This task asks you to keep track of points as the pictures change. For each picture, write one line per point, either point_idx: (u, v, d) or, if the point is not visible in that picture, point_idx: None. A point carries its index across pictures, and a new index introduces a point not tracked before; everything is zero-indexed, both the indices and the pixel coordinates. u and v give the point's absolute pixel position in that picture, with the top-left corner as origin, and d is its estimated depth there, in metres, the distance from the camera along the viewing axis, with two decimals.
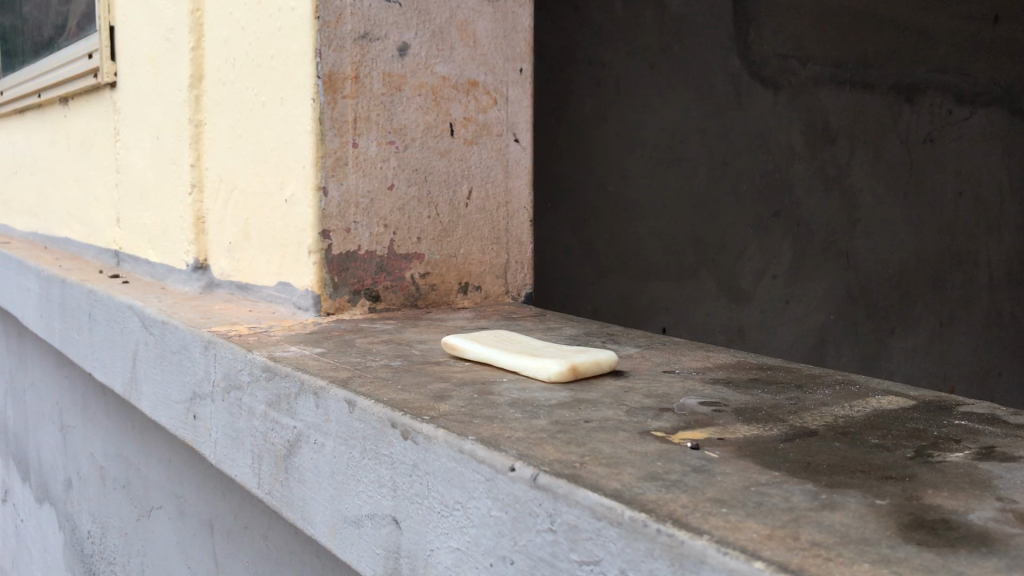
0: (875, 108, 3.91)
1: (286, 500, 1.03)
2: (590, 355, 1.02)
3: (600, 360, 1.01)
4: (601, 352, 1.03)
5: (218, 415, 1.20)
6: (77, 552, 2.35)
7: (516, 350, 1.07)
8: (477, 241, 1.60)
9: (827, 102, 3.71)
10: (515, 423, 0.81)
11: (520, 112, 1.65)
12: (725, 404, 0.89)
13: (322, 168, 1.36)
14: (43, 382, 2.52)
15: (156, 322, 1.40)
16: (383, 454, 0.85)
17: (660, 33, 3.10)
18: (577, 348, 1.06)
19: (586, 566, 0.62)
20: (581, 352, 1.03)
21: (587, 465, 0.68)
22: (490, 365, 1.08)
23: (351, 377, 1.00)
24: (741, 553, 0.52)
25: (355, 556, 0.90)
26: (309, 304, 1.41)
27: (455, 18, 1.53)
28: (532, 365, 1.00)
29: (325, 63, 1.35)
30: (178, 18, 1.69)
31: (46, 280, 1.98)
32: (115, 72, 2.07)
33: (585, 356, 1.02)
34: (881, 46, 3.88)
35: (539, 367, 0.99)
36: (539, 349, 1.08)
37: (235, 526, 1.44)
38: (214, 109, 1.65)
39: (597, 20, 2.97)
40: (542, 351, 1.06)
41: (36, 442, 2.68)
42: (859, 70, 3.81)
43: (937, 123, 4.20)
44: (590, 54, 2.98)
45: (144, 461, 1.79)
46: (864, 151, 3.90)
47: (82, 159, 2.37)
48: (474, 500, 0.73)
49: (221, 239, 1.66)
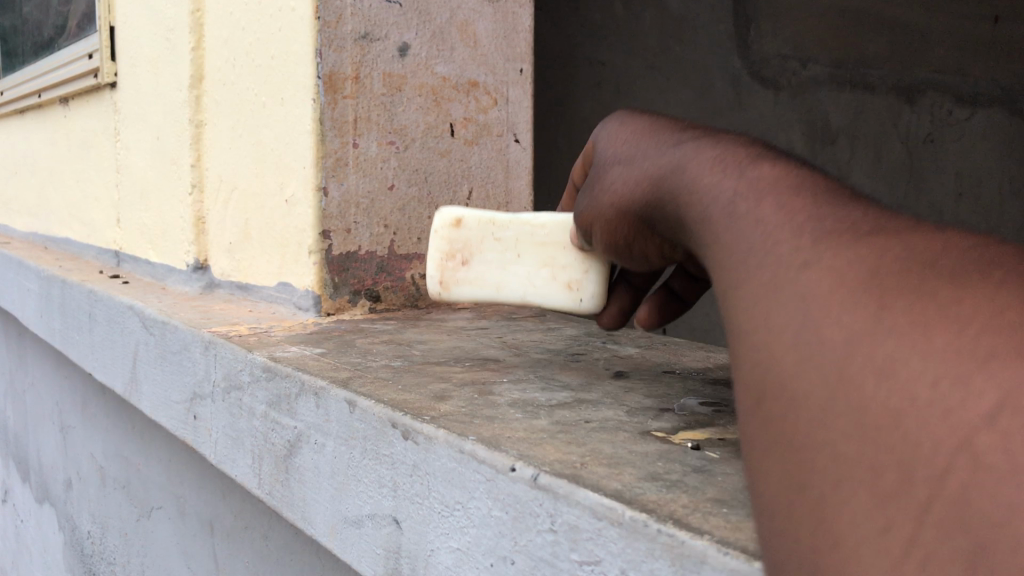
0: (875, 108, 4.04)
1: (286, 500, 1.03)
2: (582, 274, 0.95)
3: (591, 265, 0.94)
4: (582, 293, 0.94)
5: (218, 415, 1.20)
6: (77, 552, 2.35)
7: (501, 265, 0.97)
8: None
9: (826, 103, 3.89)
10: (515, 423, 0.81)
11: (520, 112, 1.65)
12: (726, 404, 0.90)
13: (322, 169, 1.36)
14: (43, 380, 2.52)
15: (156, 322, 1.40)
16: (383, 454, 0.85)
17: (660, 34, 3.40)
18: (550, 295, 0.95)
19: (586, 566, 0.62)
20: (562, 277, 0.95)
21: (587, 465, 0.68)
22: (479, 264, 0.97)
23: (351, 377, 1.00)
24: (740, 552, 0.52)
25: (355, 556, 0.90)
26: (309, 305, 1.40)
27: (455, 18, 1.53)
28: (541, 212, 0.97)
29: (325, 63, 1.35)
30: (178, 19, 1.69)
31: (46, 280, 1.98)
32: (115, 72, 2.07)
33: (571, 268, 0.94)
34: (880, 47, 4.03)
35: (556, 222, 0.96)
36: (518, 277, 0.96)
37: (235, 526, 1.44)
38: (214, 109, 1.65)
39: (597, 20, 3.40)
40: (519, 273, 0.96)
41: (37, 443, 2.68)
42: (858, 71, 3.97)
43: (937, 124, 4.27)
44: (592, 56, 3.43)
45: (144, 461, 1.79)
46: (863, 150, 4.05)
47: (82, 159, 2.37)
48: (475, 501, 0.73)
49: (221, 239, 1.66)
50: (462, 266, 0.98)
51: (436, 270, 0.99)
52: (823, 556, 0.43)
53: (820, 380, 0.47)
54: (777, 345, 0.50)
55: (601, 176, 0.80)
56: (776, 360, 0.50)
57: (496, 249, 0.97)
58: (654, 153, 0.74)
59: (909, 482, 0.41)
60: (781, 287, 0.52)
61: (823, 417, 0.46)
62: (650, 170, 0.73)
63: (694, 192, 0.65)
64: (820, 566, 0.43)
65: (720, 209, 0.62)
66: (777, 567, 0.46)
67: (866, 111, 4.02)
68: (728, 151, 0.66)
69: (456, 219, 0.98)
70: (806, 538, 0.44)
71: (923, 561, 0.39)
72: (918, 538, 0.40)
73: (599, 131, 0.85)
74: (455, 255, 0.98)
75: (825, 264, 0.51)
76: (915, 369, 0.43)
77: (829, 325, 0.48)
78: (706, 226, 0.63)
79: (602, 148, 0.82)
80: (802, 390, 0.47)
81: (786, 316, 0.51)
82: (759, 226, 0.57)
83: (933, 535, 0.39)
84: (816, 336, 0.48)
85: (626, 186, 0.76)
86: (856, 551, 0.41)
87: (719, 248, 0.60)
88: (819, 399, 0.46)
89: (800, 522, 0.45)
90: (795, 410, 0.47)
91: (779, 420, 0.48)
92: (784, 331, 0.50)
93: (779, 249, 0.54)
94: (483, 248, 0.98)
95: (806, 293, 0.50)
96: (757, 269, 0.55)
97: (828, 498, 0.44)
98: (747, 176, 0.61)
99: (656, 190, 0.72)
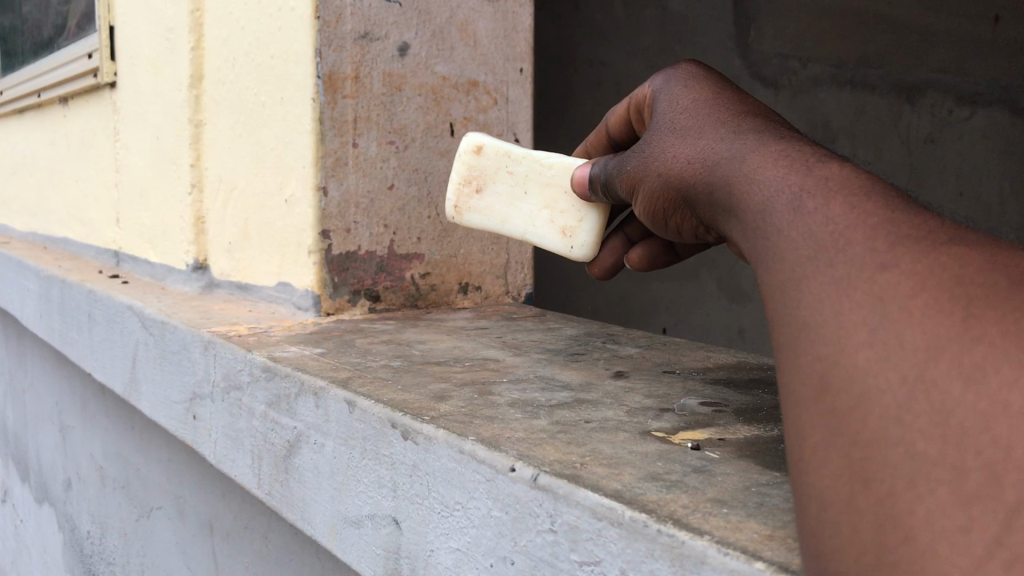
0: (875, 107, 4.11)
1: (286, 501, 1.03)
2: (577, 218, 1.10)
3: (587, 215, 1.10)
4: (574, 239, 1.10)
5: (218, 415, 1.20)
6: (77, 552, 2.34)
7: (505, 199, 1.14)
8: (477, 241, 1.59)
9: (827, 103, 3.98)
10: (515, 423, 0.81)
11: (520, 112, 1.64)
12: (725, 404, 0.89)
13: (321, 168, 1.36)
14: (43, 380, 2.51)
15: (156, 322, 1.40)
16: (383, 454, 0.85)
17: (660, 34, 3.53)
18: (545, 235, 1.12)
19: (586, 566, 0.62)
20: (558, 221, 1.11)
21: (587, 465, 0.68)
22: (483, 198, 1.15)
23: (351, 377, 1.00)
24: (741, 553, 0.52)
25: (355, 556, 0.90)
26: (309, 305, 1.40)
27: (455, 18, 1.53)
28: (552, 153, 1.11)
29: (325, 63, 1.35)
30: (178, 18, 1.68)
31: (46, 280, 1.98)
32: (114, 72, 2.07)
33: (568, 214, 1.11)
34: (881, 47, 4.09)
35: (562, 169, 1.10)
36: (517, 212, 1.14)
37: (235, 526, 1.44)
38: (214, 109, 1.65)
39: (597, 20, 3.49)
40: (522, 209, 1.13)
41: (37, 443, 2.67)
42: (859, 71, 4.04)
43: (937, 123, 4.32)
44: (591, 55, 3.49)
45: (144, 461, 1.79)
46: (864, 150, 4.12)
47: (82, 158, 2.37)
48: (475, 501, 0.73)
49: (221, 239, 1.66)
50: (476, 193, 1.15)
51: (454, 194, 1.15)
52: (894, 550, 0.44)
53: (898, 377, 0.46)
54: (847, 342, 0.50)
55: (659, 138, 0.82)
56: (846, 352, 0.49)
57: (508, 182, 1.13)
58: (716, 125, 0.75)
59: (999, 484, 0.41)
60: (853, 287, 0.51)
61: (900, 414, 0.46)
62: (708, 139, 0.74)
63: (744, 168, 0.66)
64: (891, 560, 0.44)
65: (780, 201, 0.60)
66: (831, 556, 0.47)
67: (867, 111, 4.09)
68: (795, 147, 0.65)
69: (478, 148, 1.13)
70: (873, 528, 0.45)
71: (1008, 564, 0.40)
72: (1003, 540, 0.41)
73: (668, 95, 0.86)
74: (471, 181, 1.14)
75: (904, 265, 0.50)
76: (1006, 377, 0.43)
77: (909, 323, 0.48)
78: (751, 206, 0.63)
79: (667, 112, 0.84)
80: (877, 384, 0.47)
81: (857, 314, 0.50)
82: (830, 227, 0.55)
83: (1020, 538, 0.40)
84: (895, 333, 0.48)
85: (680, 150, 0.77)
86: (933, 548, 0.42)
87: (772, 238, 0.59)
88: (896, 395, 0.46)
89: (868, 513, 0.45)
90: (867, 403, 0.47)
91: (848, 412, 0.48)
92: (857, 327, 0.50)
93: (854, 249, 0.53)
94: (497, 179, 1.14)
95: (882, 292, 0.50)
96: (825, 269, 0.53)
97: (903, 494, 0.44)
98: (814, 175, 0.60)
99: (706, 157, 0.72)
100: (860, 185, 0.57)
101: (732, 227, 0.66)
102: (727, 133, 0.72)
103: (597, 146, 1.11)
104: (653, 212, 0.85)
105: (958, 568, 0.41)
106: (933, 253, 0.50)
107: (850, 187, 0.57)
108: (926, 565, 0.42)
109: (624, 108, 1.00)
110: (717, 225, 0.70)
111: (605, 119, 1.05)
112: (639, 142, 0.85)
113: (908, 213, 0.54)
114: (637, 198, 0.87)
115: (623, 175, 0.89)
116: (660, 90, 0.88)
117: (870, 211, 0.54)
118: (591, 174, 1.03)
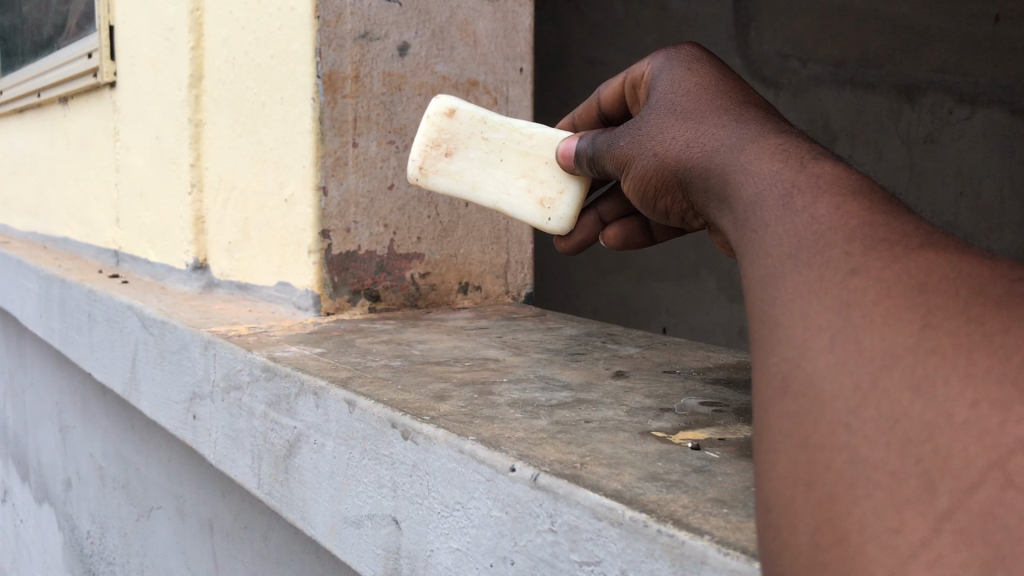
0: (875, 107, 4.13)
1: (286, 501, 1.03)
2: (557, 187, 1.10)
3: (568, 187, 1.10)
4: (552, 211, 1.11)
5: (218, 415, 1.20)
6: (76, 552, 2.34)
7: (476, 163, 1.13)
8: (477, 241, 1.60)
9: (827, 101, 4.00)
10: (515, 423, 0.81)
11: (521, 112, 1.64)
12: (725, 404, 0.89)
13: (322, 168, 1.36)
14: (43, 380, 2.51)
15: (156, 322, 1.40)
16: (383, 454, 0.85)
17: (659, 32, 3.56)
18: (522, 204, 1.11)
19: (586, 567, 0.62)
20: (536, 191, 1.11)
21: (587, 465, 0.68)
22: (453, 158, 1.13)
23: (351, 377, 1.00)
24: (742, 554, 0.52)
25: (355, 557, 0.90)
26: (309, 304, 1.40)
27: (455, 17, 1.53)
28: (530, 123, 1.12)
29: (325, 63, 1.35)
30: (178, 18, 1.68)
31: (46, 280, 1.98)
32: (114, 72, 2.07)
33: (548, 184, 1.11)
34: (880, 46, 4.10)
35: (544, 139, 1.11)
36: (489, 176, 1.13)
37: (235, 525, 1.44)
38: (213, 108, 1.64)
39: (597, 20, 3.54)
40: (496, 176, 1.13)
41: (36, 443, 2.67)
42: (859, 71, 4.06)
43: (937, 123, 4.35)
44: (591, 55, 3.53)
45: (144, 461, 1.79)
46: (866, 150, 4.15)
47: (82, 159, 2.36)
48: (475, 501, 0.73)
49: (221, 239, 1.66)
50: (446, 155, 1.13)
51: (421, 155, 1.13)
52: (828, 550, 0.44)
53: (853, 384, 0.46)
54: (809, 346, 0.49)
55: (659, 119, 0.81)
56: (808, 355, 0.49)
57: (481, 147, 1.13)
58: (719, 111, 0.75)
59: (934, 489, 0.41)
60: (825, 290, 0.51)
61: (850, 419, 0.45)
62: (710, 124, 0.74)
63: (744, 157, 0.66)
64: (824, 559, 0.44)
65: (772, 196, 0.60)
66: (777, 556, 0.47)
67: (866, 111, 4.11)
68: (792, 143, 0.65)
69: (451, 111, 1.12)
70: (812, 529, 0.45)
71: (931, 564, 0.40)
72: (929, 542, 0.40)
73: (670, 76, 0.85)
74: (441, 143, 1.12)
75: (873, 270, 0.50)
76: (954, 388, 0.43)
77: (870, 331, 0.47)
78: (745, 197, 0.63)
79: (667, 94, 0.83)
80: (833, 389, 0.47)
81: (824, 317, 0.50)
82: (813, 228, 0.55)
83: (947, 543, 0.40)
84: (855, 338, 0.48)
85: (680, 134, 0.77)
86: (863, 549, 0.42)
87: (761, 232, 0.59)
88: (850, 400, 0.46)
89: (808, 513, 0.45)
90: (821, 405, 0.47)
91: (803, 415, 0.48)
92: (820, 331, 0.49)
93: (832, 251, 0.53)
94: (469, 144, 1.13)
95: (851, 296, 0.50)
96: (802, 270, 0.53)
97: (844, 496, 0.44)
98: (808, 171, 0.60)
99: (706, 144, 0.72)
100: (852, 186, 0.57)
101: (723, 214, 0.66)
102: (730, 120, 0.72)
103: (588, 118, 1.11)
104: (644, 193, 0.85)
105: (884, 567, 0.41)
106: (902, 260, 0.50)
107: (839, 189, 0.57)
108: (857, 565, 0.42)
109: (620, 83, 0.99)
110: (709, 212, 0.70)
111: (596, 92, 1.05)
112: (636, 119, 0.85)
113: (897, 217, 0.54)
114: (627, 177, 0.87)
115: (615, 152, 0.88)
116: (661, 69, 0.88)
117: (857, 214, 0.54)
118: (578, 146, 1.02)
